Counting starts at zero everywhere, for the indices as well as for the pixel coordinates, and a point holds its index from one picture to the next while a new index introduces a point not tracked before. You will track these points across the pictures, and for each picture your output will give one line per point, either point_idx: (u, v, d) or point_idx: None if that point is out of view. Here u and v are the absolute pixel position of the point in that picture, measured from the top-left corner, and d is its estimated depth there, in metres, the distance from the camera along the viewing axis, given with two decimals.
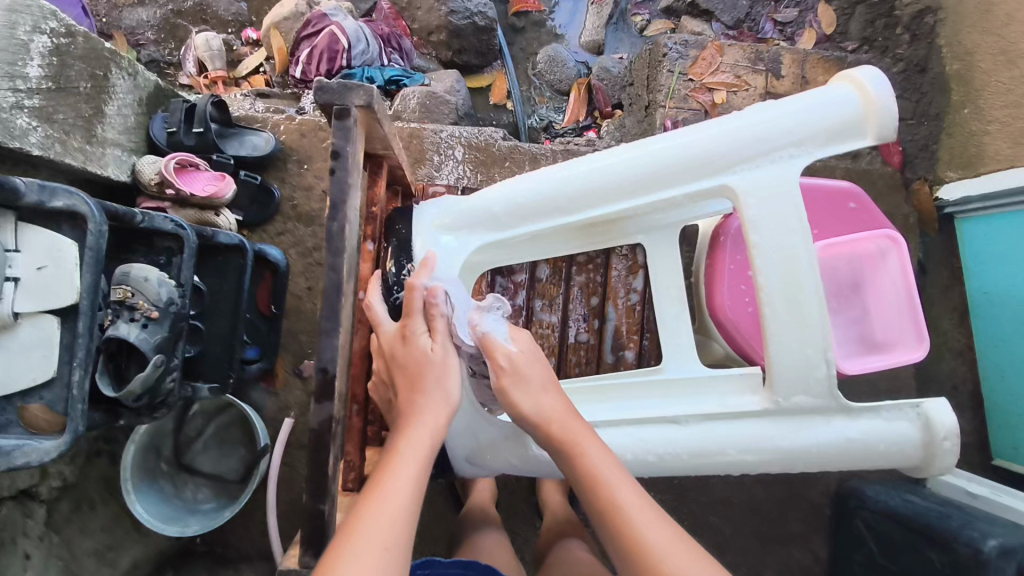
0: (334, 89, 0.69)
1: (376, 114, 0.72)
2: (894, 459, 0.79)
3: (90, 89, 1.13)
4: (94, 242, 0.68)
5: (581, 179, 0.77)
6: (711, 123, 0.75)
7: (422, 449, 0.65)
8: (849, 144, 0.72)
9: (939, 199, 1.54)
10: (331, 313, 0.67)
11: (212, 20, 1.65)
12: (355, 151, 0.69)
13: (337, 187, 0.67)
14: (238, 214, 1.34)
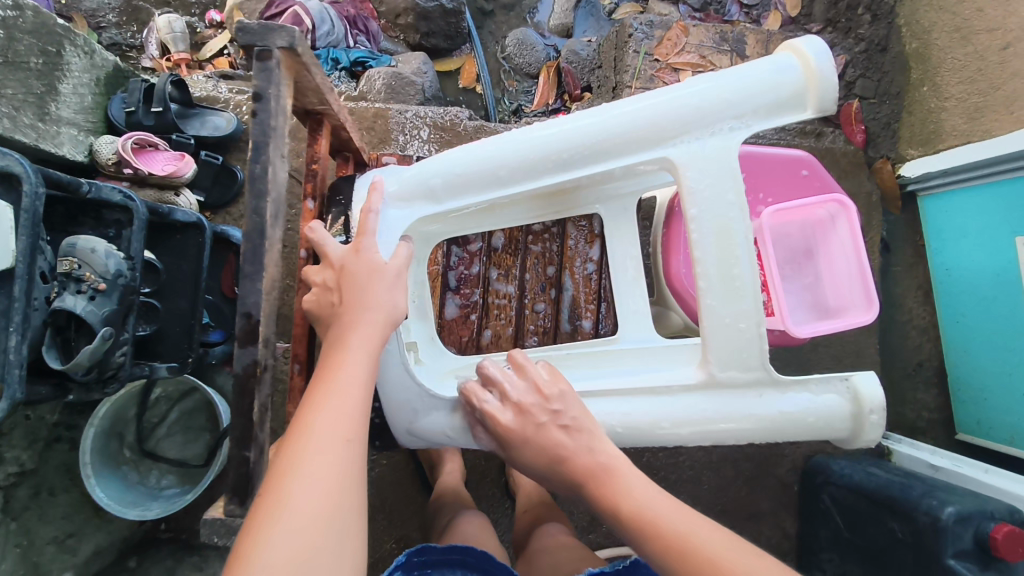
0: (256, 30, 0.70)
1: (301, 57, 0.73)
2: (822, 431, 0.79)
3: (42, 65, 1.11)
4: (29, 204, 0.69)
5: (524, 153, 0.77)
6: (653, 94, 0.74)
7: (370, 348, 0.67)
8: (789, 116, 0.72)
9: (902, 177, 1.56)
10: (254, 259, 0.69)
11: (175, 3, 1.63)
12: (279, 94, 0.72)
13: (260, 131, 0.70)
14: (200, 196, 1.31)
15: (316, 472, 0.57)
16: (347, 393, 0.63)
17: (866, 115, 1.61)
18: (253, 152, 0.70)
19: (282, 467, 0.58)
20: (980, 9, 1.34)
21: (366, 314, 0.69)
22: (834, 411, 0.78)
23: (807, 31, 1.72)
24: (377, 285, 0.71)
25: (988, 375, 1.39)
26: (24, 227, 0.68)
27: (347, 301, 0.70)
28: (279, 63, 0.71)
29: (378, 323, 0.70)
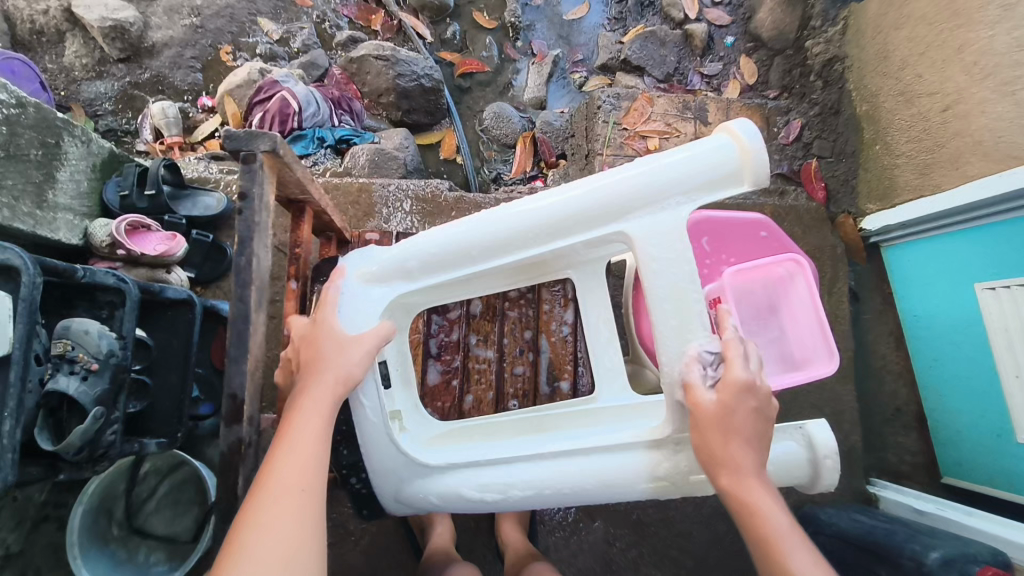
0: (241, 137, 0.75)
1: (283, 158, 0.79)
2: (786, 478, 0.82)
3: (41, 156, 1.18)
4: (28, 293, 0.72)
5: (490, 233, 0.82)
6: (605, 175, 0.81)
7: (323, 407, 0.73)
8: (730, 190, 0.79)
9: (863, 230, 1.64)
10: (238, 342, 0.73)
11: (168, 89, 1.71)
12: (263, 193, 0.77)
13: (244, 226, 0.75)
14: (191, 272, 1.36)
15: (276, 528, 0.63)
16: (300, 448, 0.69)
17: (824, 172, 1.72)
18: (238, 244, 0.75)
19: (244, 521, 0.64)
20: (918, 74, 1.45)
21: (322, 376, 0.74)
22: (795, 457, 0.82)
23: (765, 96, 1.85)
24: (342, 359, 0.76)
25: (964, 416, 1.43)
26: (22, 315, 0.72)
27: (315, 374, 0.75)
28: (261, 164, 0.76)
29: (334, 384, 0.75)
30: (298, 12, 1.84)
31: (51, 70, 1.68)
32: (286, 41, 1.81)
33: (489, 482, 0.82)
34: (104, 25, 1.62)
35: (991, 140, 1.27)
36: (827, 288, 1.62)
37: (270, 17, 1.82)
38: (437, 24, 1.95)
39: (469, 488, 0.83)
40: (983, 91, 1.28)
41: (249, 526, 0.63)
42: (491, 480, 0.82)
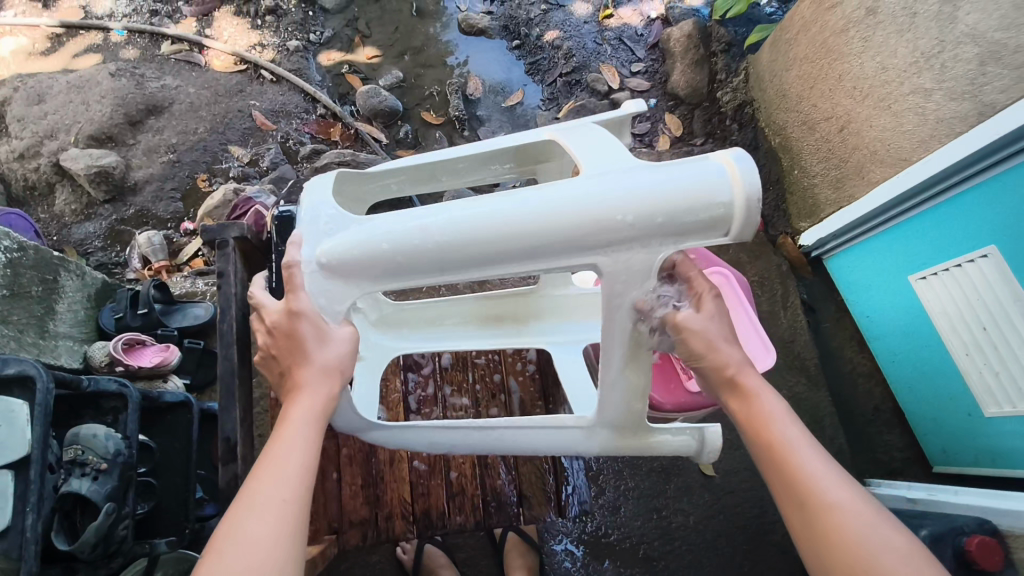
0: (216, 228, 0.93)
1: (251, 242, 0.95)
2: (673, 452, 1.02)
3: (41, 291, 1.30)
4: (43, 398, 0.81)
5: (464, 248, 0.82)
6: (596, 207, 0.79)
7: (311, 418, 0.79)
8: (712, 237, 0.80)
9: (803, 247, 1.78)
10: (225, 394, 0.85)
11: (152, 221, 1.87)
12: (237, 270, 0.94)
13: (223, 299, 0.92)
14: (186, 379, 1.45)
15: (257, 527, 0.67)
16: (294, 449, 0.75)
17: None
18: (219, 312, 0.91)
19: (228, 524, 0.68)
20: (814, 105, 1.66)
21: (315, 383, 0.81)
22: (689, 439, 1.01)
23: (692, 145, 1.99)
24: (340, 365, 0.85)
25: (931, 400, 1.52)
26: (38, 418, 0.80)
27: (296, 378, 0.81)
28: (233, 249, 0.93)
29: (324, 391, 0.82)
30: (263, 136, 2.03)
31: (44, 219, 1.83)
32: (256, 162, 1.99)
33: (438, 442, 0.98)
34: (90, 172, 1.80)
35: (884, 148, 1.46)
36: (781, 304, 1.73)
37: (239, 143, 2.00)
38: (390, 128, 2.11)
39: (420, 442, 0.98)
40: (866, 109, 1.49)
41: (245, 523, 0.67)
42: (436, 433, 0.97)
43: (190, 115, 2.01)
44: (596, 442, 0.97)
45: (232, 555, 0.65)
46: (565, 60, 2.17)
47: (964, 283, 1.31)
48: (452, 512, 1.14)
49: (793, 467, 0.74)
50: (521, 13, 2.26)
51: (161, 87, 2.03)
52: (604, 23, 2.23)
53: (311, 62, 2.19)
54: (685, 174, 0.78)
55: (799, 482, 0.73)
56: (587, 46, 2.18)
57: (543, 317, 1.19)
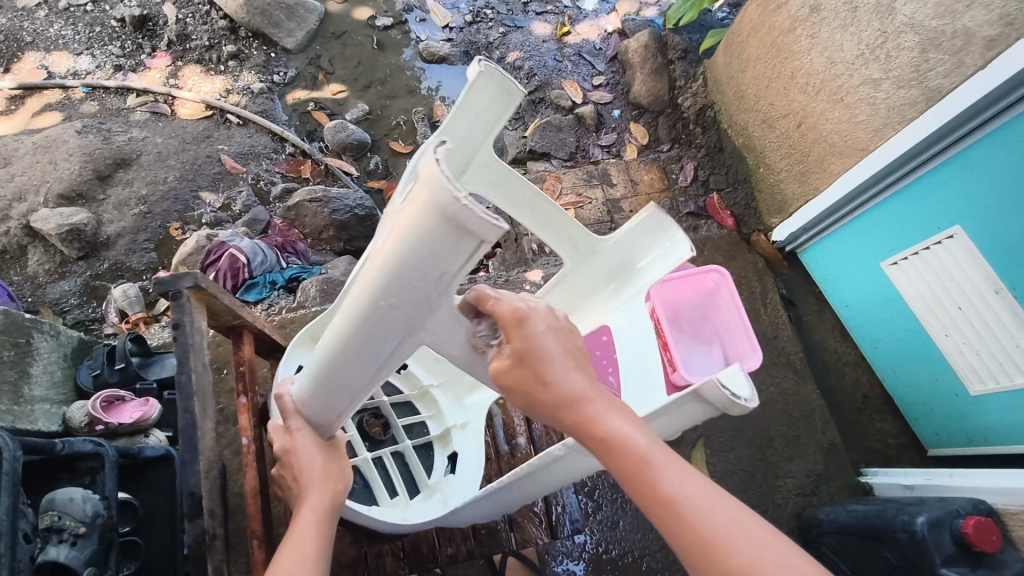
0: (167, 280, 0.88)
1: (207, 290, 0.90)
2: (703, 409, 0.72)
3: (13, 356, 1.28)
4: (10, 466, 0.80)
5: (334, 375, 0.77)
6: (364, 283, 0.67)
7: (322, 511, 0.78)
8: (467, 249, 0.58)
9: (777, 242, 1.79)
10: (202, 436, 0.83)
11: (128, 273, 1.86)
12: (194, 321, 0.89)
13: (181, 351, 0.87)
14: (168, 431, 1.43)
15: None
16: (302, 538, 0.74)
17: (726, 202, 1.88)
18: (178, 364, 0.87)
19: None
20: (771, 103, 1.68)
21: (317, 484, 0.81)
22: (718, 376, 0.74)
23: (660, 151, 1.99)
24: (333, 469, 0.84)
25: (918, 384, 1.53)
26: (6, 488, 0.79)
27: (301, 483, 0.81)
28: (188, 298, 0.88)
29: (327, 491, 0.81)
30: (233, 179, 2.03)
31: (17, 281, 1.81)
32: (228, 207, 1.99)
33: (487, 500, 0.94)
34: (61, 231, 1.79)
35: (841, 140, 1.48)
36: (761, 301, 1.74)
37: (210, 189, 2.01)
38: (360, 160, 2.13)
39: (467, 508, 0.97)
40: (821, 103, 1.51)
41: None
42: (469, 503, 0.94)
43: (159, 165, 2.01)
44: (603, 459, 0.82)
45: None
46: (527, 80, 2.20)
47: (935, 265, 1.32)
48: (443, 543, 1.12)
49: (683, 528, 0.59)
50: (479, 37, 2.31)
51: (128, 139, 2.03)
52: (562, 40, 2.27)
53: (277, 102, 2.20)
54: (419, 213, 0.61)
55: (704, 554, 0.58)
56: (547, 64, 2.21)
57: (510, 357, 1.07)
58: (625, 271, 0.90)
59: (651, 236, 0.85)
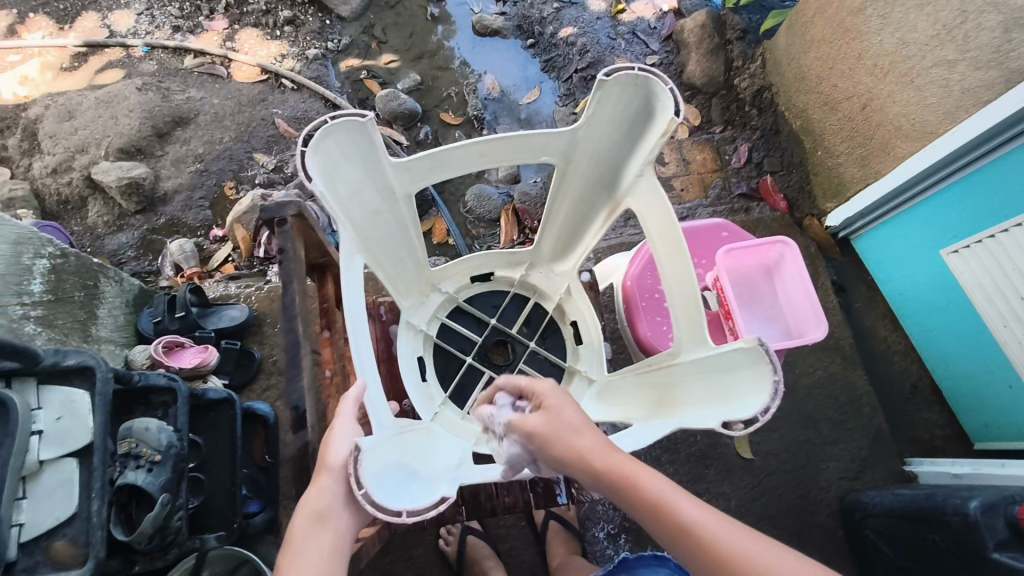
0: (272, 207, 0.92)
1: (308, 220, 0.93)
2: (737, 366, 0.77)
3: (83, 296, 1.32)
4: (103, 386, 0.82)
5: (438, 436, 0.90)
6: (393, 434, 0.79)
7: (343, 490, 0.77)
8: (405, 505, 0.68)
9: (830, 228, 1.77)
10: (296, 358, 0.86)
11: (183, 229, 1.90)
12: (294, 249, 0.92)
13: (285, 274, 0.90)
14: (225, 379, 1.47)
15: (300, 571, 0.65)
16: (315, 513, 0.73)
17: (780, 185, 1.86)
18: (283, 288, 0.90)
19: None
20: (834, 85, 1.66)
21: None
22: (737, 352, 0.76)
23: (712, 132, 1.97)
24: None
25: (969, 378, 1.51)
26: (99, 408, 0.82)
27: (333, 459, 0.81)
28: (292, 226, 0.91)
29: None
30: (286, 143, 2.05)
31: (77, 231, 1.87)
32: (281, 169, 2.01)
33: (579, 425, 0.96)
34: (121, 184, 1.84)
35: (909, 123, 1.45)
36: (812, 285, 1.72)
37: (264, 151, 2.03)
38: (410, 129, 2.14)
39: None
40: (889, 85, 1.49)
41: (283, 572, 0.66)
42: (610, 419, 0.93)
43: (215, 125, 2.05)
44: (657, 377, 0.91)
45: None
46: (579, 56, 2.19)
47: (996, 255, 1.28)
48: (501, 493, 1.13)
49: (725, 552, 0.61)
50: (533, 11, 2.30)
51: (186, 99, 2.07)
52: (617, 17, 2.25)
53: (330, 69, 2.22)
54: (390, 474, 0.72)
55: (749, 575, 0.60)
56: (600, 41, 2.20)
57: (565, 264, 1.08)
58: (622, 132, 0.87)
59: (609, 99, 0.83)
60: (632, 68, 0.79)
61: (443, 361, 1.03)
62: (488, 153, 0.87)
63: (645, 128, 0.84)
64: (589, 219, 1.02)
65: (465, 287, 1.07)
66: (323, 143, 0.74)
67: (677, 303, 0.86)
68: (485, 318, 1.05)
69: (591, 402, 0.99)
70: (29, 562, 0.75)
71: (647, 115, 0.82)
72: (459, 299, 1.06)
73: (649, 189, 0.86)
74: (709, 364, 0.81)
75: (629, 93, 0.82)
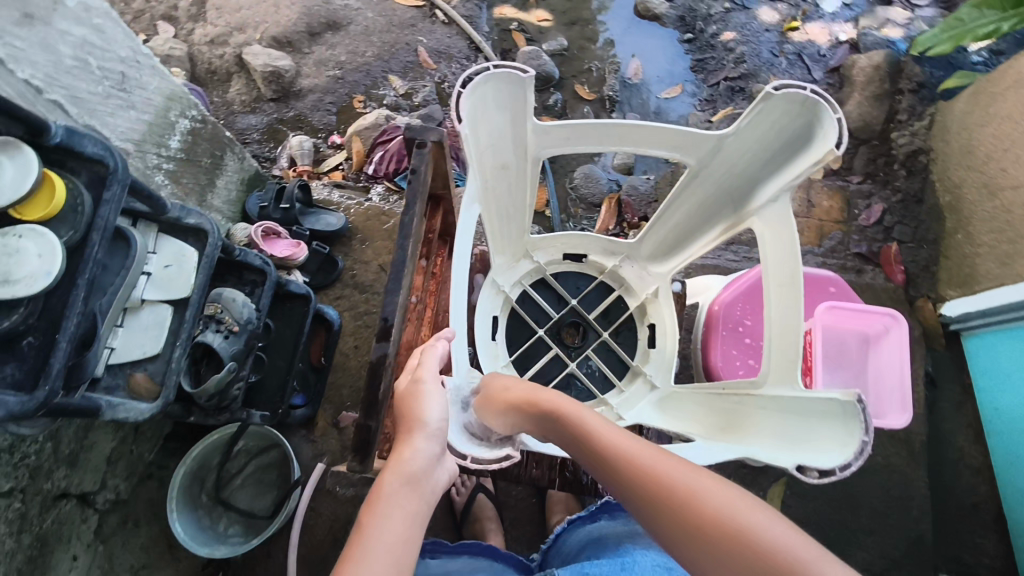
0: (417, 130, 0.94)
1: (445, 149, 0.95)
2: (821, 416, 0.73)
3: (209, 164, 1.41)
4: (211, 250, 0.89)
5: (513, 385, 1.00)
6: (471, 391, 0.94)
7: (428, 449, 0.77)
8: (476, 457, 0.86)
9: (944, 316, 1.64)
10: (396, 279, 0.88)
11: (306, 127, 1.98)
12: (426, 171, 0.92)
13: (412, 192, 0.89)
14: (307, 277, 1.54)
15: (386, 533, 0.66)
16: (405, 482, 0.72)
17: (903, 256, 1.74)
18: (405, 206, 0.90)
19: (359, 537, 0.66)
20: (1002, 168, 1.51)
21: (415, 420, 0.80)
22: (827, 401, 0.71)
23: (849, 180, 1.85)
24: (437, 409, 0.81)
25: None
26: (203, 269, 0.88)
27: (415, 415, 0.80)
28: (430, 150, 0.92)
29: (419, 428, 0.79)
30: (422, 72, 2.08)
31: (216, 102, 1.99)
32: (410, 96, 2.05)
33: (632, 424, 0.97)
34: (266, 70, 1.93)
35: None
36: None
37: (399, 74, 2.08)
38: (542, 92, 2.13)
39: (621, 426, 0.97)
40: None
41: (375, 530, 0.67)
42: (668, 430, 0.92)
43: (363, 38, 2.11)
44: (724, 401, 0.89)
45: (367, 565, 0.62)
46: (734, 65, 2.10)
47: None
48: (529, 465, 1.13)
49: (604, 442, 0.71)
50: (701, 6, 2.21)
51: (344, 6, 2.14)
52: (787, 35, 2.13)
53: (484, 12, 2.22)
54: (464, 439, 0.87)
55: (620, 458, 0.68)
56: (761, 54, 2.10)
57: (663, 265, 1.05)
58: (769, 151, 0.83)
59: (768, 114, 0.79)
60: (805, 89, 0.75)
61: (514, 325, 1.06)
62: (628, 136, 0.85)
63: (797, 151, 0.79)
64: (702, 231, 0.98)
65: (556, 260, 1.08)
66: (479, 88, 0.77)
67: (776, 340, 0.81)
68: (567, 297, 1.06)
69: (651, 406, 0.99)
70: (111, 383, 0.83)
71: (804, 140, 0.77)
72: (547, 272, 1.06)
73: (779, 216, 0.82)
74: (789, 405, 0.78)
75: (793, 113, 0.77)
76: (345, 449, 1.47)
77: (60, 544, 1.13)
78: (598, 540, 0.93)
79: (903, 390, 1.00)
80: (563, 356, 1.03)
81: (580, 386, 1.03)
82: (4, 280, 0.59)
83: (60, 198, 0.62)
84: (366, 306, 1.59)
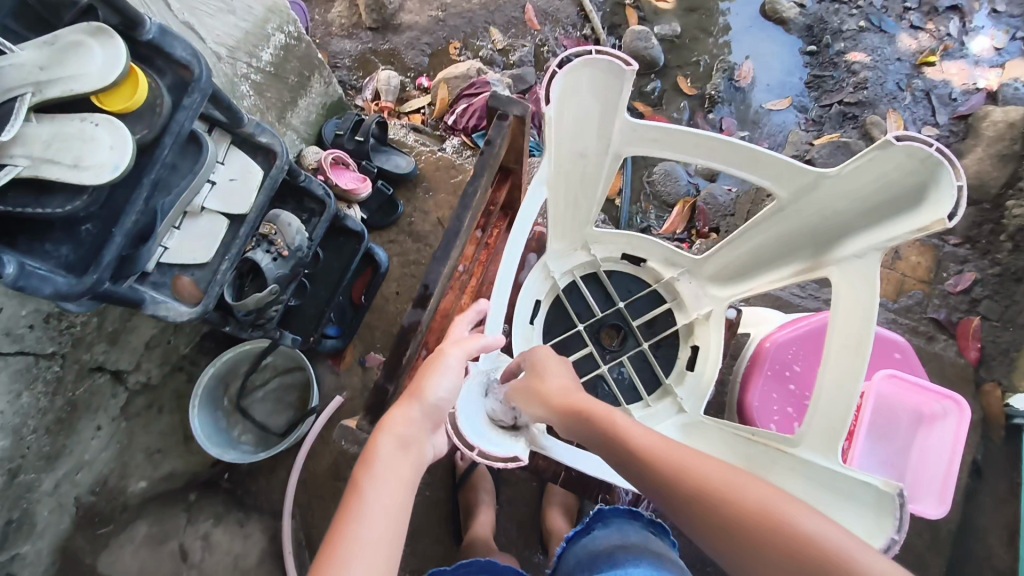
0: (502, 99, 0.90)
1: (526, 124, 0.92)
2: (853, 496, 0.70)
3: (295, 82, 1.41)
4: (276, 173, 0.89)
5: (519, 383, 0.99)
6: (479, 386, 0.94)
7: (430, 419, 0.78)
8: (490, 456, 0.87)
9: (1009, 406, 1.50)
10: (444, 251, 0.86)
11: (398, 64, 1.96)
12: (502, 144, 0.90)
13: (480, 164, 0.88)
14: (365, 214, 1.55)
15: (380, 494, 0.67)
16: (405, 442, 0.74)
17: (985, 333, 1.61)
18: (471, 177, 0.89)
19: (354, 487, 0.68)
20: None
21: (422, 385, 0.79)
22: (867, 488, 0.68)
23: (945, 241, 1.72)
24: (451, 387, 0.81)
25: None
26: (265, 188, 0.88)
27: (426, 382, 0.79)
28: (510, 124, 0.90)
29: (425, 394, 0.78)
30: (524, 31, 2.02)
31: (316, 21, 1.99)
32: (506, 53, 2.00)
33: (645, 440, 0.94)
34: None
35: None
36: None
37: (501, 28, 2.02)
38: (642, 77, 2.07)
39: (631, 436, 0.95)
40: None
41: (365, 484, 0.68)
42: None
43: None
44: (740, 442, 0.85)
45: (356, 525, 0.63)
46: (852, 90, 1.95)
47: None
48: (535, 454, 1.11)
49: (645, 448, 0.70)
50: (833, 19, 2.05)
51: None
52: (919, 69, 1.97)
53: None
54: (473, 424, 0.88)
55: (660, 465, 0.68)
56: (886, 84, 1.94)
57: (722, 292, 0.99)
58: (869, 204, 0.75)
59: (879, 167, 0.72)
60: (931, 145, 0.67)
61: (554, 317, 1.04)
62: (729, 156, 0.82)
63: (900, 213, 0.72)
64: (768, 267, 0.92)
65: (612, 258, 1.03)
66: (573, 73, 0.76)
67: (823, 403, 0.77)
68: (615, 298, 1.02)
69: (674, 426, 0.96)
70: (158, 280, 0.85)
71: (911, 203, 0.70)
72: (600, 268, 1.03)
73: (862, 274, 0.76)
74: (818, 474, 0.74)
75: (907, 171, 0.70)
76: (364, 388, 1.50)
77: (87, 413, 1.20)
78: (594, 551, 0.89)
79: (949, 470, 0.93)
80: (596, 356, 1.00)
81: (607, 390, 1.00)
82: (73, 164, 0.59)
83: (141, 96, 0.62)
84: (415, 255, 1.59)
